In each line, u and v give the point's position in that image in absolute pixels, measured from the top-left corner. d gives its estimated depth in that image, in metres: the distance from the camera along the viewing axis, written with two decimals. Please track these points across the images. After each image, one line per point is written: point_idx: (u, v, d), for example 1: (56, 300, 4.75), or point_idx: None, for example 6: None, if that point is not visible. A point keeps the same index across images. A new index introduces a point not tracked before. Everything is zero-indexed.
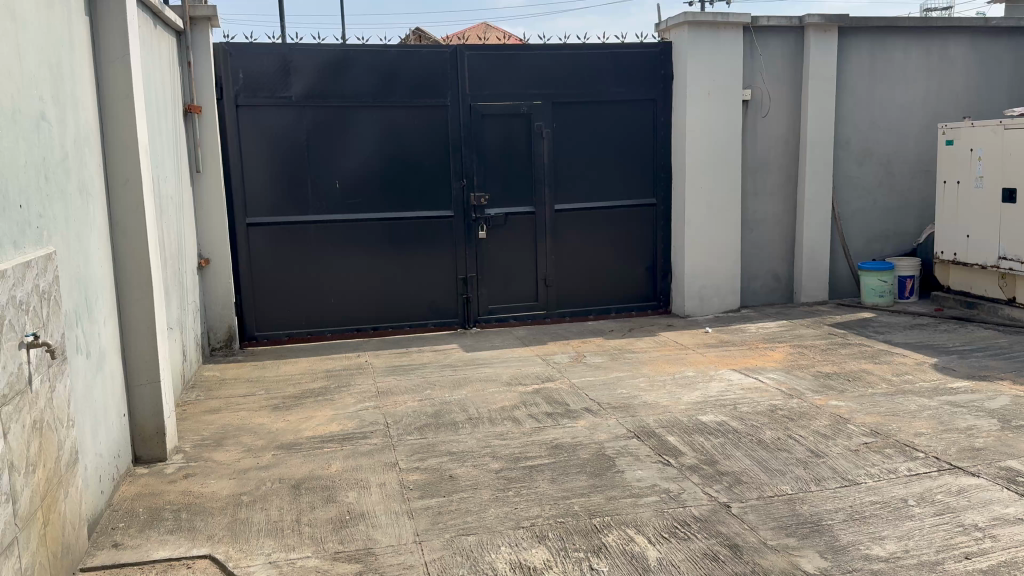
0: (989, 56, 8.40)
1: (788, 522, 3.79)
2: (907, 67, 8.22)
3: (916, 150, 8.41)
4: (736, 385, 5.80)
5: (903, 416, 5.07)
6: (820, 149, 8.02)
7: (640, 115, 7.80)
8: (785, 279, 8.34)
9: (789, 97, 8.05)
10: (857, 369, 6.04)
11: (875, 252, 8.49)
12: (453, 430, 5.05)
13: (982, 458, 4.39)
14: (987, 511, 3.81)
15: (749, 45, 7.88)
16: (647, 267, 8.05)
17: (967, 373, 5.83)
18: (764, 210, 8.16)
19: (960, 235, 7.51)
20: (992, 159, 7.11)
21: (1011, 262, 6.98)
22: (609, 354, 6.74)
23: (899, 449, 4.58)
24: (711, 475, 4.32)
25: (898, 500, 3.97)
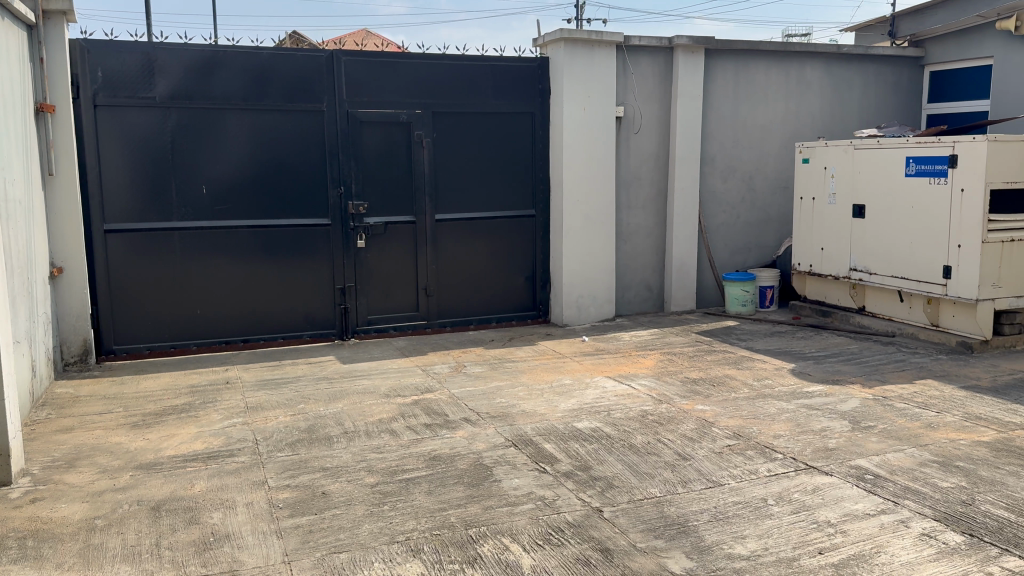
0: (841, 81, 9.03)
1: (656, 524, 3.92)
2: (768, 89, 8.71)
3: (776, 167, 8.92)
4: (611, 392, 5.95)
5: (763, 419, 5.34)
6: (688, 165, 8.37)
7: (519, 126, 7.90)
8: (657, 289, 8.65)
9: (659, 114, 8.35)
10: (722, 374, 6.33)
11: (740, 264, 8.94)
12: (327, 445, 4.93)
13: (834, 458, 4.68)
14: (838, 507, 4.07)
15: (622, 63, 8.13)
16: (526, 277, 8.14)
17: (821, 378, 6.21)
18: (637, 223, 8.43)
19: (815, 248, 8.02)
20: (843, 178, 7.62)
21: (861, 273, 7.51)
22: (488, 364, 6.76)
23: (760, 450, 4.82)
24: (585, 481, 4.41)
25: (759, 500, 4.17)
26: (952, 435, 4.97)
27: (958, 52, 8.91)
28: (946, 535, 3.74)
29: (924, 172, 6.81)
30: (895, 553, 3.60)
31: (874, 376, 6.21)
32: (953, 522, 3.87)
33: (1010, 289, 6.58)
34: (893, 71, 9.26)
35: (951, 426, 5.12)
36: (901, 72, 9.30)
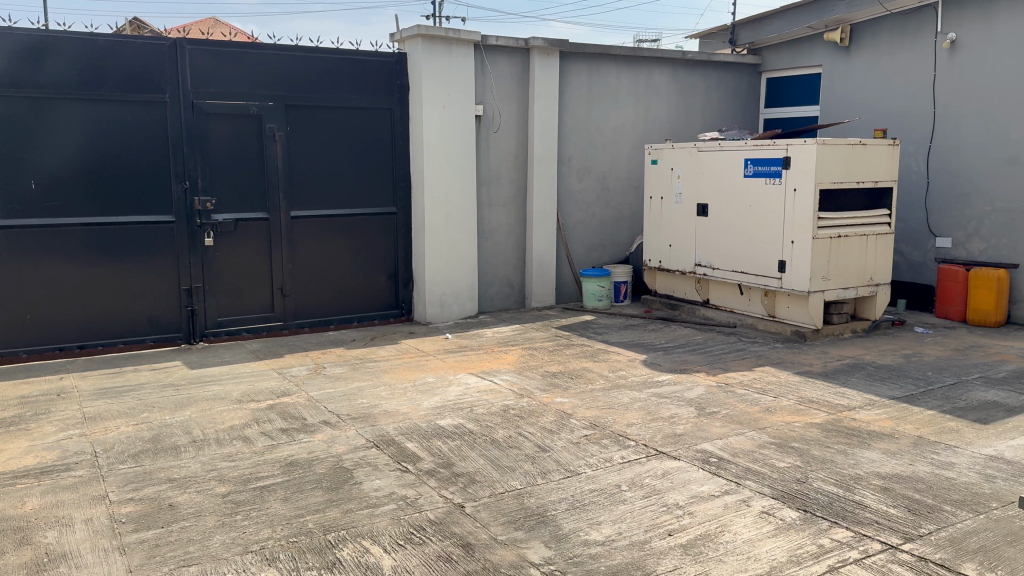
0: (687, 85, 9.50)
1: (516, 516, 4.00)
2: (619, 91, 9.05)
3: (628, 167, 9.28)
4: (473, 388, 6.01)
5: (618, 409, 5.57)
6: (545, 164, 8.56)
7: (375, 122, 7.81)
8: (518, 285, 8.79)
9: (517, 114, 8.49)
10: (579, 367, 6.54)
11: (596, 261, 9.25)
12: (175, 455, 4.69)
13: (683, 443, 4.95)
14: (686, 490, 4.31)
15: (479, 62, 8.21)
16: (387, 275, 8.07)
17: (671, 367, 6.54)
18: (497, 221, 8.54)
19: (664, 245, 8.43)
20: (688, 178, 8.03)
21: (705, 268, 7.96)
22: (349, 364, 6.66)
23: (614, 439, 5.02)
24: (447, 478, 4.44)
25: (613, 486, 4.35)
26: (787, 418, 5.37)
27: (791, 61, 9.60)
28: (782, 512, 4.04)
29: (760, 173, 7.29)
30: (738, 531, 3.85)
31: (718, 364, 6.60)
32: (789, 499, 4.19)
33: (837, 282, 7.15)
34: (734, 77, 9.83)
35: (787, 410, 5.53)
36: (741, 79, 9.89)
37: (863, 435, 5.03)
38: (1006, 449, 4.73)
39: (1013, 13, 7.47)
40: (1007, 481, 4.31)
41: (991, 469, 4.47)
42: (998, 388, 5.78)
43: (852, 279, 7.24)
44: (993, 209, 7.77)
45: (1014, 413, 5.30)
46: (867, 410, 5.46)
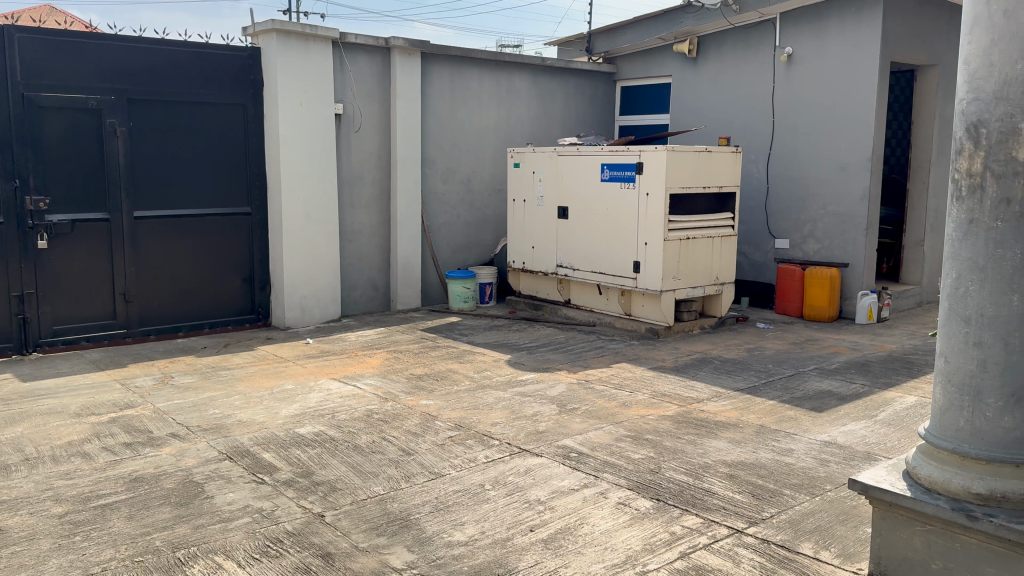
0: (546, 90, 9.71)
1: (378, 522, 3.96)
2: (481, 94, 9.14)
3: (490, 170, 9.38)
4: (334, 394, 5.90)
5: (482, 409, 5.62)
6: (407, 165, 8.51)
7: (227, 119, 7.52)
8: (382, 287, 8.70)
9: (377, 114, 8.41)
10: (444, 369, 6.55)
11: (461, 262, 9.29)
12: (3, 475, 4.33)
13: (545, 439, 5.07)
14: (548, 485, 4.41)
15: (338, 60, 8.06)
16: (243, 278, 7.79)
17: (533, 366, 6.67)
18: (360, 222, 8.42)
19: (527, 247, 8.59)
20: (549, 181, 8.22)
21: (566, 269, 8.18)
22: (200, 373, 6.37)
23: (478, 439, 5.06)
24: (306, 487, 4.33)
25: (477, 486, 4.39)
26: (642, 411, 5.60)
27: (644, 69, 10.02)
28: (637, 502, 4.22)
29: (616, 177, 7.56)
30: (596, 523, 3.99)
31: (578, 362, 6.79)
32: (643, 489, 4.37)
33: (687, 281, 7.53)
34: (591, 84, 10.14)
35: (642, 404, 5.77)
36: (597, 86, 10.21)
37: (711, 425, 5.32)
38: (838, 434, 5.14)
39: (840, 32, 8.12)
40: (839, 464, 4.68)
41: (825, 453, 4.85)
42: (830, 378, 6.27)
43: (701, 278, 7.64)
44: (825, 212, 8.41)
45: (845, 400, 5.76)
46: (715, 402, 5.78)
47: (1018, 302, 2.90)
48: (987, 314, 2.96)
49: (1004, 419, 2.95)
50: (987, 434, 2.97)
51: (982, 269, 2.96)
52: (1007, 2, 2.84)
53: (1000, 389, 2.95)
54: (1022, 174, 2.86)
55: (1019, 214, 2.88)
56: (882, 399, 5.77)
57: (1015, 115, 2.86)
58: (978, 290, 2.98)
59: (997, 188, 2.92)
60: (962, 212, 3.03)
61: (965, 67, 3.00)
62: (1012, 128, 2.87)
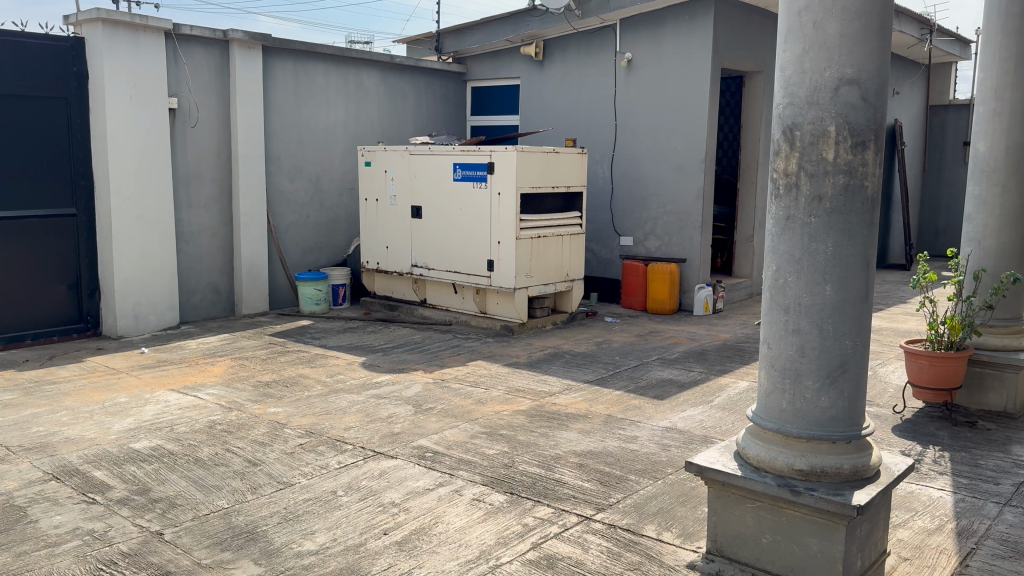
0: (396, 89, 9.63)
1: (223, 536, 3.80)
2: (328, 91, 8.94)
3: (340, 169, 9.20)
4: (174, 405, 5.60)
5: (334, 414, 5.51)
6: (250, 163, 8.21)
7: (47, 114, 6.97)
8: (225, 291, 8.34)
9: (216, 110, 8.05)
10: (294, 374, 6.36)
11: (311, 263, 9.05)
12: None
13: (399, 441, 5.03)
14: (402, 487, 4.38)
15: (172, 53, 7.66)
16: (69, 285, 7.24)
17: (388, 368, 6.61)
18: (199, 222, 8.04)
19: (380, 246, 8.50)
20: (401, 180, 8.17)
21: (421, 269, 8.16)
22: (21, 389, 5.86)
23: (330, 444, 4.96)
24: (143, 505, 4.09)
25: (329, 493, 4.29)
26: (497, 407, 5.68)
27: (493, 70, 10.14)
28: (491, 497, 4.27)
29: (468, 177, 7.62)
30: (450, 520, 4.00)
31: (433, 361, 6.79)
32: (497, 484, 4.43)
33: (538, 278, 7.71)
34: (442, 83, 10.15)
35: (497, 400, 5.84)
36: (448, 86, 10.24)
37: (563, 417, 5.48)
38: (679, 420, 5.42)
39: (676, 39, 8.57)
40: (679, 448, 4.94)
41: (668, 438, 5.11)
42: (672, 367, 6.61)
43: (551, 276, 7.84)
44: (665, 211, 8.84)
45: (685, 388, 6.09)
46: (566, 395, 5.95)
47: (830, 291, 3.17)
48: (804, 303, 3.21)
49: (821, 399, 3.21)
50: (806, 414, 3.24)
51: (797, 261, 3.22)
52: (815, 14, 3.10)
53: (816, 371, 3.21)
54: (830, 173, 3.13)
55: (828, 210, 3.15)
56: (718, 385, 6.14)
57: (824, 119, 3.12)
58: (795, 280, 3.23)
59: (810, 186, 3.17)
60: (780, 208, 3.27)
61: (781, 73, 3.25)
62: (822, 130, 3.13)
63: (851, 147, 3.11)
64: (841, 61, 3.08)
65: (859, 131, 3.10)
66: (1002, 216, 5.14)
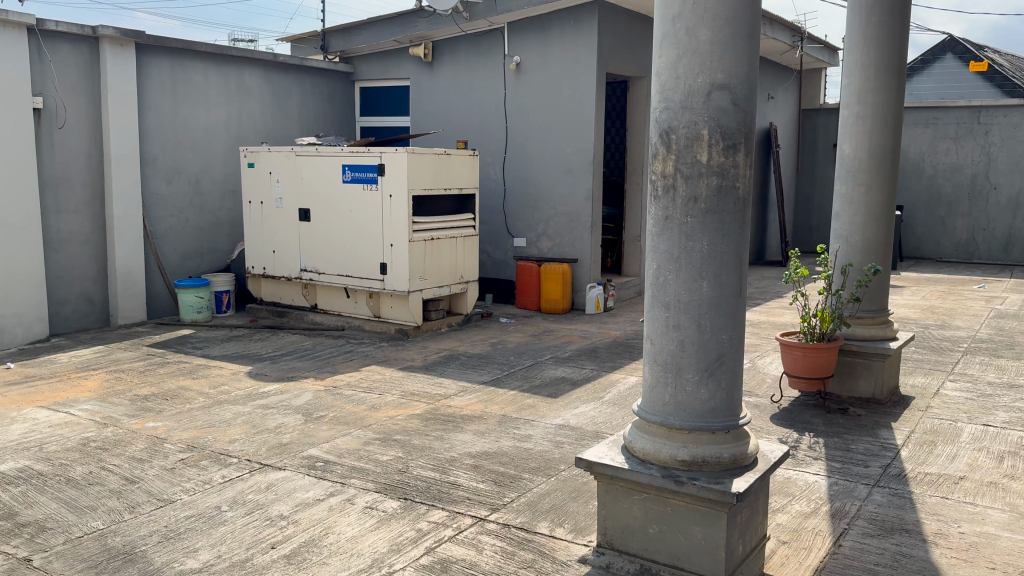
0: (280, 89, 9.39)
1: (98, 559, 3.61)
2: (208, 91, 8.64)
3: (221, 171, 8.89)
4: (43, 423, 5.27)
5: (218, 426, 5.32)
6: (124, 166, 7.83)
7: None
8: (99, 301, 7.91)
9: (87, 110, 7.65)
10: (175, 387, 6.09)
11: (192, 270, 8.71)
12: None
13: (288, 452, 4.90)
14: (290, 499, 4.27)
15: (36, 49, 7.23)
16: None
17: (277, 376, 6.43)
18: (69, 229, 7.61)
19: (267, 251, 8.27)
20: (287, 183, 7.98)
21: (310, 273, 7.99)
22: None
23: (214, 458, 4.78)
24: (8, 531, 3.84)
25: (212, 508, 4.14)
26: (390, 413, 5.62)
27: (382, 71, 10.03)
28: (384, 503, 4.22)
29: (357, 179, 7.51)
30: (342, 530, 3.93)
31: (325, 368, 6.66)
32: (390, 490, 4.38)
33: (432, 281, 7.68)
34: (329, 84, 9.97)
35: (390, 405, 5.78)
36: (335, 86, 10.05)
37: (457, 420, 5.47)
38: (571, 417, 5.52)
39: (562, 43, 8.72)
40: (572, 445, 5.02)
41: (561, 436, 5.19)
42: (564, 366, 6.72)
43: (445, 278, 7.83)
44: (556, 212, 8.98)
45: (577, 385, 6.20)
46: (461, 397, 5.95)
47: (706, 288, 3.30)
48: (683, 300, 3.33)
49: (700, 391, 3.34)
50: (687, 406, 3.35)
51: (675, 259, 3.33)
52: (688, 21, 3.21)
53: (696, 365, 3.33)
54: (704, 174, 3.25)
55: (702, 210, 3.28)
56: (609, 382, 6.28)
57: (697, 122, 3.24)
58: (674, 278, 3.34)
59: (685, 188, 3.29)
60: (659, 208, 3.38)
61: (657, 78, 3.36)
62: (696, 134, 3.25)
63: (722, 150, 3.24)
64: (712, 66, 3.20)
65: (730, 134, 3.24)
66: (864, 214, 5.48)
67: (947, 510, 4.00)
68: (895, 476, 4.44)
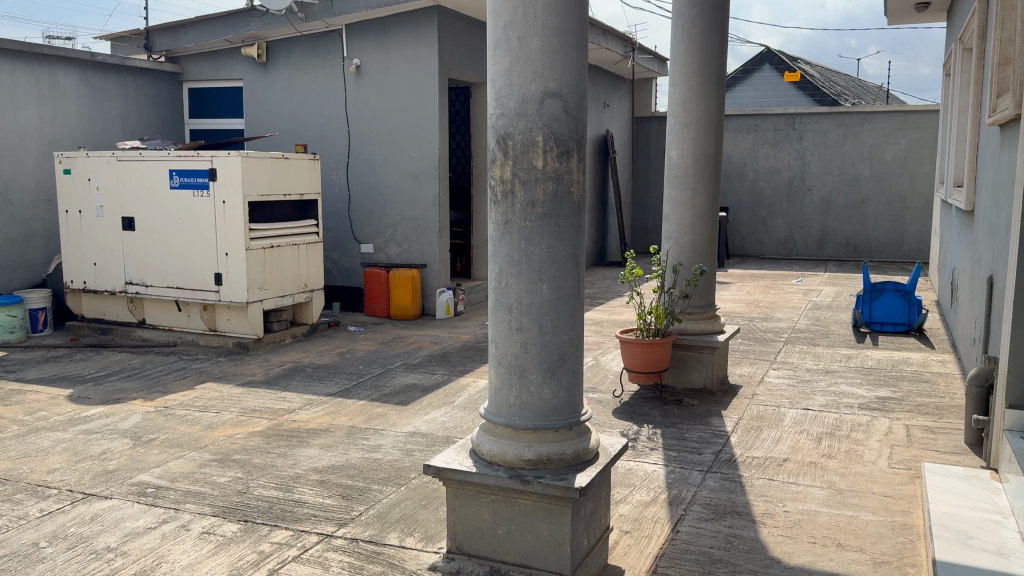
0: (99, 89, 8.76)
1: None
2: (14, 91, 7.94)
3: (32, 178, 8.19)
4: None
5: (35, 456, 4.89)
6: None
7: None
8: None
9: None
10: None
11: (2, 286, 7.97)
12: None
13: (115, 479, 4.58)
14: (119, 529, 3.99)
15: None
16: None
17: (102, 399, 5.99)
18: None
19: (87, 263, 7.70)
20: (109, 190, 7.46)
21: (138, 286, 7.52)
22: None
23: (30, 491, 4.39)
24: None
25: (28, 546, 3.80)
26: (230, 431, 5.38)
27: (212, 72, 9.58)
28: (222, 527, 4.02)
29: (187, 185, 7.14)
30: (176, 559, 3.71)
31: (156, 388, 6.27)
32: (230, 513, 4.19)
33: (274, 290, 7.43)
34: (154, 84, 9.40)
35: (230, 423, 5.53)
36: (161, 86, 9.49)
37: (302, 434, 5.32)
38: (421, 424, 5.50)
39: (402, 47, 8.68)
40: (421, 452, 5.00)
41: (410, 444, 5.15)
42: (414, 372, 6.68)
43: (287, 286, 7.59)
44: (403, 217, 8.93)
45: (427, 391, 6.19)
46: (306, 410, 5.79)
47: (547, 290, 3.38)
48: (524, 302, 3.39)
49: (544, 391, 3.42)
50: (531, 405, 3.42)
51: (516, 263, 3.39)
52: (519, 29, 3.28)
53: (539, 365, 3.40)
54: (541, 180, 3.33)
55: (540, 214, 3.35)
56: (459, 386, 6.31)
57: (531, 129, 3.31)
58: (515, 281, 3.40)
59: (523, 193, 3.35)
60: (498, 214, 3.42)
61: (491, 84, 3.40)
62: (531, 140, 3.31)
63: (557, 156, 3.33)
64: (544, 74, 3.29)
65: (563, 141, 3.33)
66: (690, 215, 5.82)
67: (773, 491, 4.31)
68: (726, 461, 4.73)
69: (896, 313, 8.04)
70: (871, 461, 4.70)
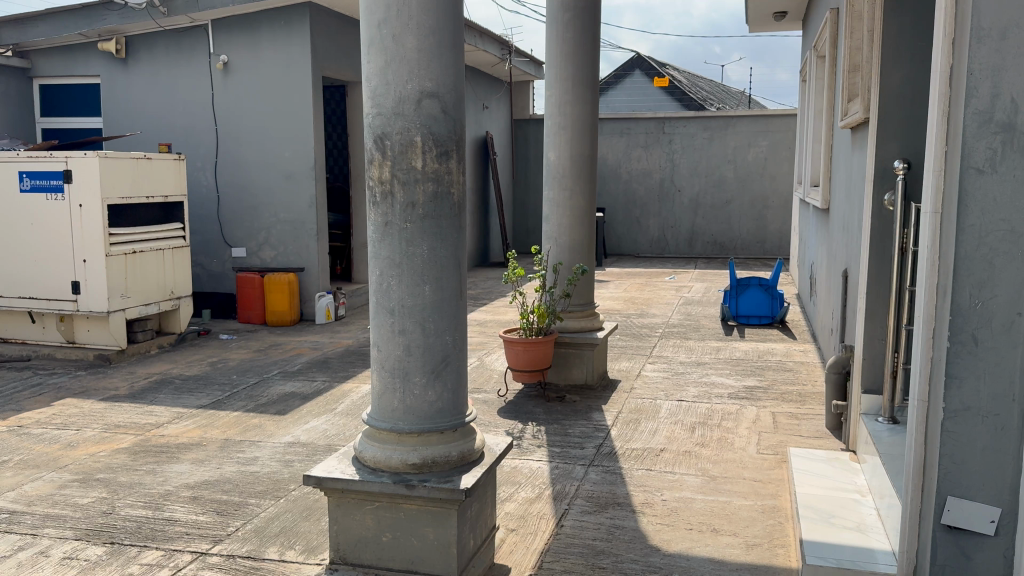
0: None
1: None
2: None
3: None
4: None
5: None
6: None
7: None
8: None
9: None
10: None
11: None
12: None
13: None
14: None
15: None
16: None
17: None
18: None
19: None
20: None
21: None
22: None
23: None
24: None
25: None
26: (92, 449, 5.03)
27: (65, 67, 8.96)
28: (86, 552, 3.75)
29: (39, 188, 6.66)
30: None
31: (7, 406, 5.79)
32: (94, 536, 3.91)
33: (138, 298, 7.03)
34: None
35: (92, 440, 5.18)
36: (7, 82, 8.79)
37: (172, 449, 5.05)
38: (300, 433, 5.33)
39: (273, 44, 8.41)
40: (301, 462, 4.85)
41: (289, 454, 4.98)
42: (293, 380, 6.48)
43: (153, 294, 7.20)
44: (278, 219, 8.66)
45: (306, 399, 6.02)
46: (176, 423, 5.49)
47: (429, 291, 3.35)
48: (406, 305, 3.34)
49: (428, 393, 3.38)
50: (416, 409, 3.37)
51: (398, 265, 3.34)
52: (394, 28, 3.23)
53: (422, 368, 3.36)
54: (420, 181, 3.29)
55: (420, 216, 3.31)
56: (341, 392, 6.16)
57: (410, 129, 3.27)
58: (397, 283, 3.34)
59: (402, 194, 3.30)
60: (377, 215, 3.36)
61: (367, 84, 3.33)
62: (409, 140, 3.27)
63: (436, 156, 3.30)
64: (421, 74, 3.25)
65: (442, 141, 3.31)
66: (567, 215, 5.92)
67: (651, 480, 4.44)
68: (607, 454, 4.85)
69: (760, 307, 8.48)
70: (741, 448, 4.92)
